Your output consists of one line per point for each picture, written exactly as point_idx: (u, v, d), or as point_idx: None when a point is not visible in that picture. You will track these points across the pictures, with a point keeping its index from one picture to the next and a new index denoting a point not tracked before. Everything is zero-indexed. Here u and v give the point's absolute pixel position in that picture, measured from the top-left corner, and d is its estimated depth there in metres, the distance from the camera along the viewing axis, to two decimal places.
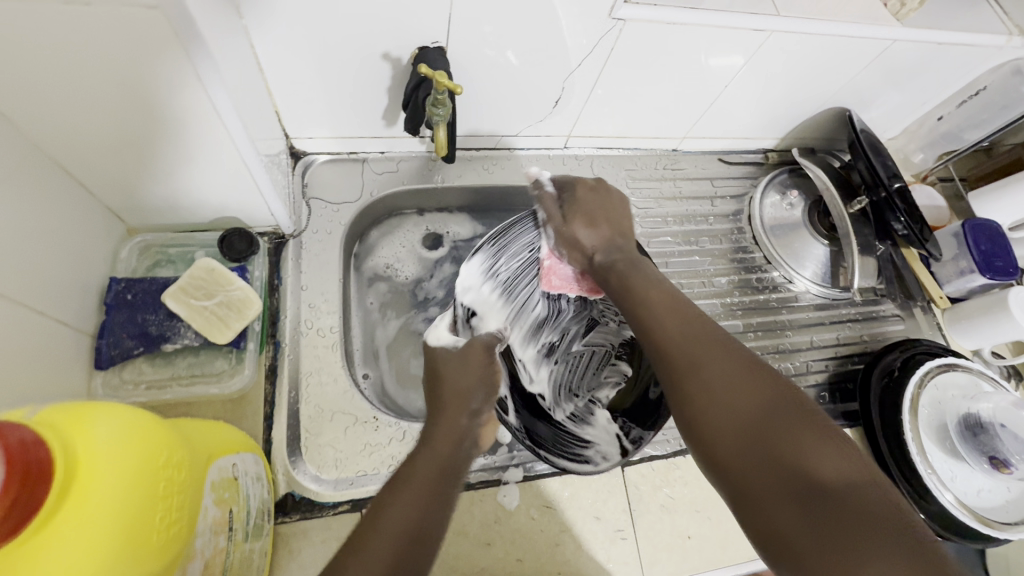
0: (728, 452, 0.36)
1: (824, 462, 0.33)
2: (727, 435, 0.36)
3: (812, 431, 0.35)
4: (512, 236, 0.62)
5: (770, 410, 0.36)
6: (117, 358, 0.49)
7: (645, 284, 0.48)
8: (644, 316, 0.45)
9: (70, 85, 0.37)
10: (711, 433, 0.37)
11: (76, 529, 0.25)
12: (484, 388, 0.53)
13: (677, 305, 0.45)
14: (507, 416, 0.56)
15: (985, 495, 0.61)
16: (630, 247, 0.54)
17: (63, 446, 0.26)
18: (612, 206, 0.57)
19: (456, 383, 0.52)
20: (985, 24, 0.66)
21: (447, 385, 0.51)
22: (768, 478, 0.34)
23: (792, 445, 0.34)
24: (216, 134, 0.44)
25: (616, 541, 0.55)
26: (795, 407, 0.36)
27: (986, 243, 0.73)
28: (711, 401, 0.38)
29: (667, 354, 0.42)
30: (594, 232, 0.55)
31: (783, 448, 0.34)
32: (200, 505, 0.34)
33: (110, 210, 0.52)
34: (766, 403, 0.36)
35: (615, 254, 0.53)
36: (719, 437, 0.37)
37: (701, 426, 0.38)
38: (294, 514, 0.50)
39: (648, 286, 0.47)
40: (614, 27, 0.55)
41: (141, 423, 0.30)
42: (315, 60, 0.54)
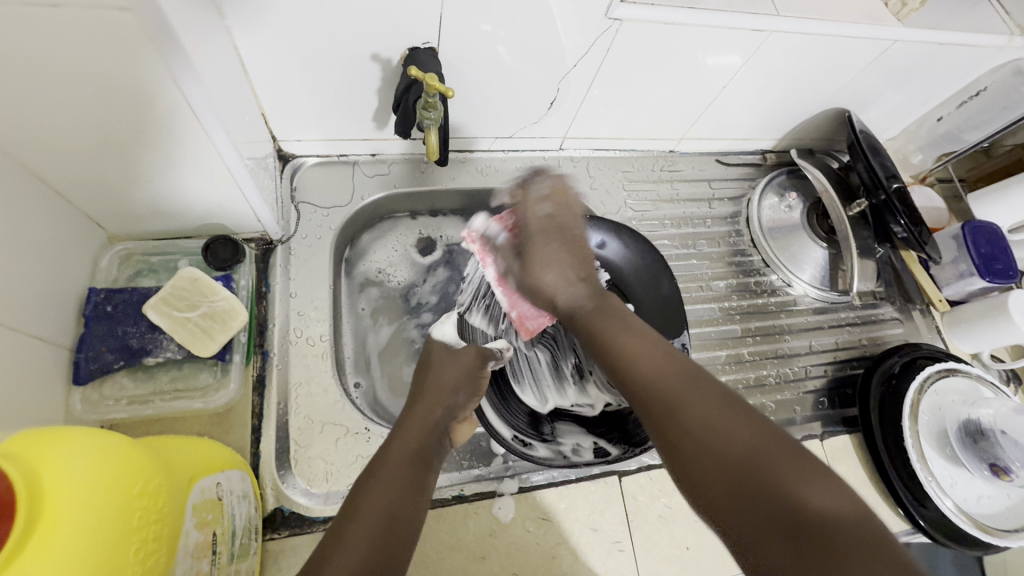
0: (712, 490, 0.36)
1: (811, 490, 0.34)
2: (710, 474, 0.36)
3: (792, 463, 0.35)
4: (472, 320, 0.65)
5: (751, 443, 0.37)
6: (97, 372, 0.48)
7: (620, 327, 0.50)
8: (620, 358, 0.47)
9: (42, 92, 0.36)
10: (697, 471, 0.37)
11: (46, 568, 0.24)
12: (462, 387, 0.54)
13: (652, 345, 0.47)
14: (609, 452, 0.58)
15: (985, 501, 0.60)
16: (595, 284, 0.58)
17: (26, 479, 0.25)
18: (568, 226, 0.61)
19: (440, 376, 0.54)
20: (987, 24, 0.65)
21: (431, 378, 0.54)
22: (755, 513, 0.34)
23: (774, 473, 0.35)
24: (198, 141, 0.42)
25: (614, 552, 0.54)
26: (775, 440, 0.37)
27: (986, 246, 0.72)
28: (694, 436, 0.38)
29: (648, 398, 0.43)
30: (556, 271, 0.57)
31: (769, 480, 0.34)
32: (180, 530, 0.33)
33: (89, 218, 0.50)
34: (750, 434, 0.37)
35: (582, 298, 0.56)
36: (706, 475, 0.37)
37: (685, 464, 0.38)
38: (283, 530, 0.49)
39: (623, 328, 0.50)
40: (610, 27, 0.53)
41: (111, 451, 0.29)
42: (302, 61, 0.52)
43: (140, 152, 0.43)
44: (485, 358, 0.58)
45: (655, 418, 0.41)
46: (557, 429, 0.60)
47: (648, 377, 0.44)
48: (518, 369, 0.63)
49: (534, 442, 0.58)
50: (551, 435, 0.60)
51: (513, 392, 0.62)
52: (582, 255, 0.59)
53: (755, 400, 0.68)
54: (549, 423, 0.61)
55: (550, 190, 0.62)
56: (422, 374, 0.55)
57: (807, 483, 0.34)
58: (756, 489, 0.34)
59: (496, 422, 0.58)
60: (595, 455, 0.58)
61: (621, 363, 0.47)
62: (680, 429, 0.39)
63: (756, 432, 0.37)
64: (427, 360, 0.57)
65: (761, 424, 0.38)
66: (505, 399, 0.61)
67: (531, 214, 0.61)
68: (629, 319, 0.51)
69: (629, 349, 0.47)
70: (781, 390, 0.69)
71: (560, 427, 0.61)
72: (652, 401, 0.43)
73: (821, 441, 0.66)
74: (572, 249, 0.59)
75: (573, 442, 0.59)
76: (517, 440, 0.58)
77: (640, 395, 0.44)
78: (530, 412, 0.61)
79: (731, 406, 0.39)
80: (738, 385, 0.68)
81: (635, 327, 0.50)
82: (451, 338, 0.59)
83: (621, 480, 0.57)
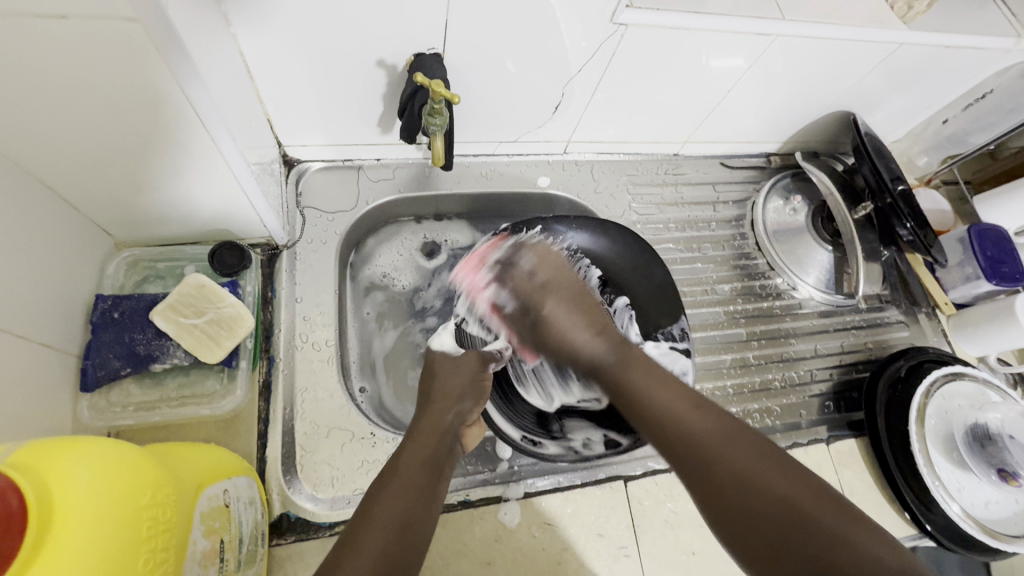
0: (768, 553, 0.38)
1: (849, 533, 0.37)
2: (764, 536, 0.38)
3: (829, 509, 0.38)
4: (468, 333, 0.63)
5: (797, 497, 0.39)
6: (104, 380, 0.48)
7: (648, 375, 0.50)
8: (652, 409, 0.47)
9: (52, 102, 0.36)
10: (749, 532, 0.39)
11: None
12: (470, 393, 0.55)
13: (679, 395, 0.47)
14: (620, 443, 0.57)
15: (993, 506, 0.60)
16: (615, 334, 0.56)
17: (37, 491, 0.25)
18: (576, 289, 0.60)
19: (446, 382, 0.55)
20: (994, 26, 0.65)
21: (437, 385, 0.54)
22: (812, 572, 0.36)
23: (818, 526, 0.37)
24: (205, 148, 0.42)
25: (619, 558, 0.54)
26: (806, 490, 0.39)
27: (992, 249, 0.72)
28: (744, 498, 0.40)
29: (681, 450, 0.44)
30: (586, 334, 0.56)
31: (817, 532, 0.37)
32: (188, 539, 0.33)
33: (96, 225, 0.50)
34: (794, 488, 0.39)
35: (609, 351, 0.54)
36: (759, 537, 0.38)
37: (737, 526, 0.39)
38: (289, 536, 0.49)
39: (649, 374, 0.50)
40: (615, 32, 0.53)
41: (120, 462, 0.29)
42: (307, 67, 0.52)
43: (148, 160, 0.43)
44: (487, 363, 0.58)
45: (701, 479, 0.42)
46: (566, 426, 0.60)
47: (684, 433, 0.44)
48: (521, 372, 0.63)
49: (543, 440, 0.58)
50: (560, 432, 0.60)
51: (519, 395, 0.62)
52: (595, 311, 0.58)
53: (760, 404, 0.68)
54: (558, 421, 0.61)
55: (534, 251, 0.61)
56: (428, 380, 0.56)
57: (849, 533, 0.37)
58: (811, 548, 0.36)
59: (503, 425, 0.59)
60: (607, 447, 0.58)
61: (653, 416, 0.47)
62: (728, 489, 0.40)
63: (799, 485, 0.40)
64: (430, 368, 0.56)
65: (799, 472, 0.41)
66: (510, 401, 0.61)
67: (522, 277, 0.60)
68: (650, 364, 0.52)
69: (658, 400, 0.47)
70: (787, 394, 0.69)
71: (569, 423, 0.61)
72: (692, 458, 0.43)
73: (827, 445, 0.66)
74: (581, 305, 0.58)
75: (583, 437, 0.60)
76: (526, 440, 0.58)
77: (676, 449, 0.44)
78: (538, 412, 0.61)
79: (770, 459, 0.41)
80: (744, 389, 0.68)
81: (658, 374, 0.50)
82: (450, 348, 0.60)
83: (627, 485, 0.57)
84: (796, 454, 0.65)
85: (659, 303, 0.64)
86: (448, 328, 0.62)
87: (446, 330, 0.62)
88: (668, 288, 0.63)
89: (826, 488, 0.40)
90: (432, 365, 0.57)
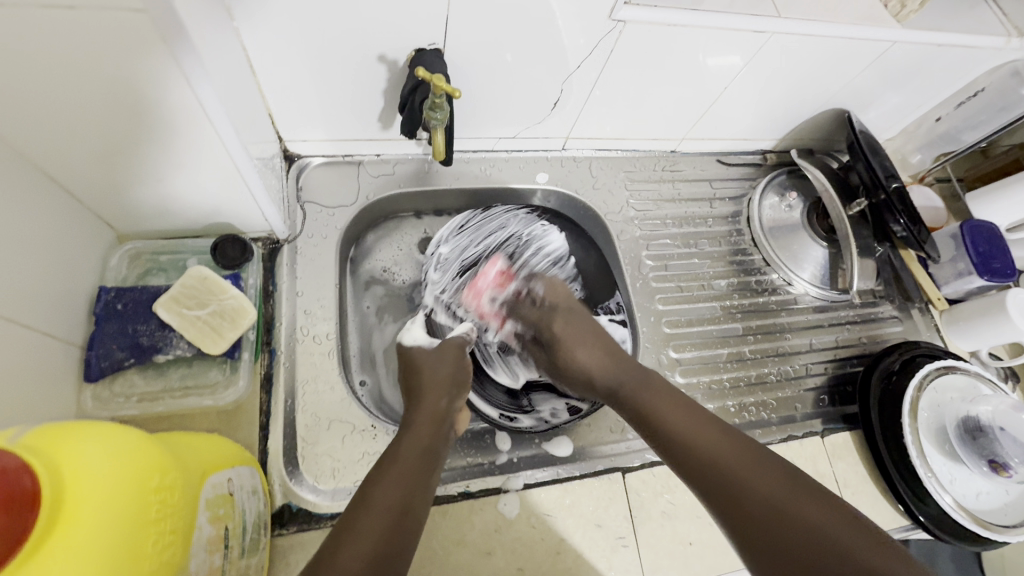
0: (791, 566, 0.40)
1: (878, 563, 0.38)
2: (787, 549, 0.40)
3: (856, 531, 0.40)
4: (438, 318, 0.65)
5: (821, 522, 0.41)
6: (107, 370, 0.48)
7: (665, 402, 0.52)
8: (671, 433, 0.49)
9: (58, 92, 0.36)
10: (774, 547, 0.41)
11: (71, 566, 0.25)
12: (458, 383, 0.55)
13: (697, 422, 0.49)
14: (580, 407, 0.62)
15: (984, 497, 0.61)
16: (633, 367, 0.57)
17: (49, 472, 0.25)
18: (588, 328, 0.61)
19: (433, 371, 0.55)
20: (985, 25, 0.66)
21: (424, 376, 0.55)
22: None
23: (843, 548, 0.39)
24: (209, 141, 0.43)
25: (617, 548, 0.55)
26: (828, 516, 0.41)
27: (984, 245, 0.73)
28: (764, 512, 0.42)
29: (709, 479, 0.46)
30: (593, 357, 0.58)
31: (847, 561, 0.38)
32: (194, 524, 0.33)
33: (99, 217, 0.50)
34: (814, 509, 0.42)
35: (621, 377, 0.56)
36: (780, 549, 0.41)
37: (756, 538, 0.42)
38: (291, 526, 0.50)
39: (666, 399, 0.52)
40: (614, 28, 0.54)
41: (129, 445, 0.29)
42: (309, 62, 0.52)
43: (152, 153, 0.43)
44: (465, 350, 0.60)
45: (724, 498, 0.44)
46: (534, 400, 0.63)
47: (706, 455, 0.47)
48: (487, 354, 0.65)
49: (517, 415, 0.61)
50: (530, 406, 0.63)
51: (488, 377, 0.64)
52: (600, 336, 0.60)
53: (756, 397, 0.69)
54: (526, 395, 0.64)
55: (545, 284, 0.65)
56: (414, 375, 0.55)
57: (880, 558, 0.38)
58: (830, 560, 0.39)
59: (481, 407, 0.61)
60: (571, 414, 0.62)
61: (675, 441, 0.49)
62: (750, 510, 0.43)
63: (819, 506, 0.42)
64: (415, 366, 0.56)
65: (807, 492, 0.43)
66: (482, 384, 0.63)
67: (530, 309, 0.64)
68: (668, 388, 0.54)
69: (678, 427, 0.49)
70: (782, 388, 0.70)
71: (536, 397, 0.64)
72: (714, 480, 0.45)
73: (822, 437, 0.66)
74: (583, 333, 0.60)
75: (549, 407, 0.62)
76: (504, 418, 0.61)
77: (699, 471, 0.46)
78: (507, 390, 0.64)
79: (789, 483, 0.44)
80: (740, 382, 0.69)
81: (674, 398, 0.52)
82: (423, 341, 0.60)
83: (624, 476, 0.58)
84: (791, 446, 0.65)
85: (600, 276, 0.70)
86: (419, 322, 0.62)
87: (417, 325, 0.62)
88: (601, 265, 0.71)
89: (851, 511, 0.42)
90: (414, 360, 0.57)
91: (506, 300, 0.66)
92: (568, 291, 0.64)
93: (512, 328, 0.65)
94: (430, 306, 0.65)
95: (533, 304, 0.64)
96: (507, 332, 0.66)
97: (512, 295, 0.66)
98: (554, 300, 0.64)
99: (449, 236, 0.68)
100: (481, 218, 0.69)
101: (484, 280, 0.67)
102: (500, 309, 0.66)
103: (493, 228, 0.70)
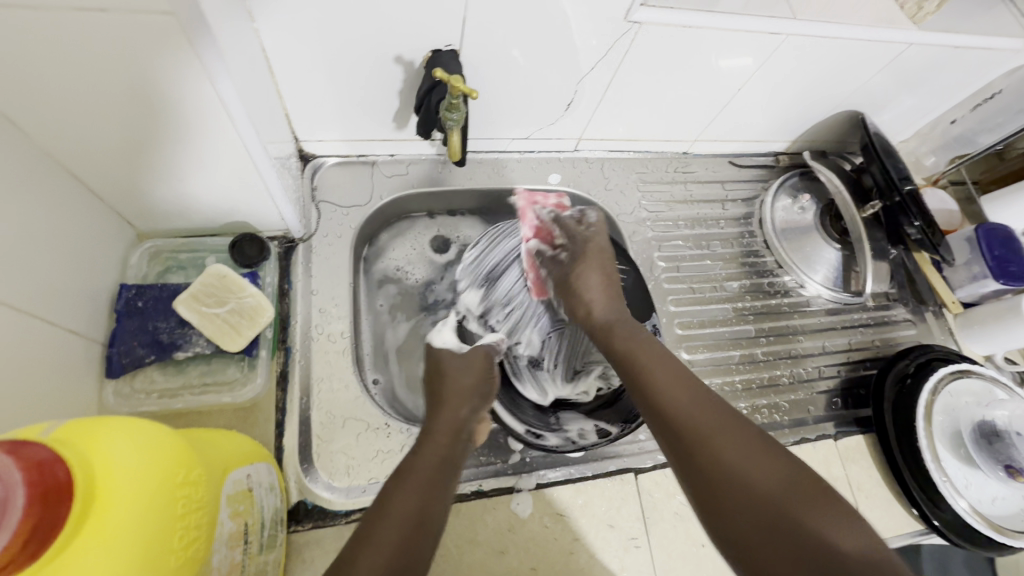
0: (733, 516, 0.40)
1: (831, 527, 0.37)
2: (731, 503, 0.41)
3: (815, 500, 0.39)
4: (469, 325, 0.66)
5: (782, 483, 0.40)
6: (128, 367, 0.49)
7: (647, 362, 0.52)
8: (650, 384, 0.50)
9: (84, 92, 0.37)
10: (719, 503, 0.41)
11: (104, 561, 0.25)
12: (483, 393, 0.55)
13: (680, 381, 0.49)
14: (609, 432, 0.60)
15: (999, 503, 0.60)
16: (628, 314, 0.60)
17: (81, 465, 0.26)
18: (607, 265, 0.63)
19: (457, 381, 0.55)
20: (1003, 27, 0.65)
21: (448, 385, 0.54)
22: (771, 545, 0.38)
23: (795, 512, 0.39)
24: (228, 140, 0.43)
25: (630, 549, 0.55)
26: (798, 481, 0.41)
27: (1000, 248, 0.73)
28: (716, 466, 0.42)
29: (677, 428, 0.46)
30: (601, 288, 0.61)
31: (799, 519, 0.38)
32: (217, 519, 0.33)
33: (120, 215, 0.51)
34: (777, 470, 0.41)
35: (616, 318, 0.59)
36: (723, 500, 0.41)
37: (706, 489, 0.42)
38: (306, 523, 0.50)
39: (654, 355, 0.53)
40: (629, 29, 0.54)
41: (156, 440, 0.30)
42: (327, 63, 0.53)
43: (173, 152, 0.44)
44: (492, 357, 0.60)
45: (685, 442, 0.45)
46: (562, 418, 0.62)
47: (679, 409, 0.47)
48: (516, 367, 0.64)
49: (544, 433, 0.59)
50: (558, 424, 0.61)
51: (518, 392, 0.63)
52: (616, 279, 0.63)
53: (768, 399, 0.68)
54: (554, 413, 0.62)
55: (592, 214, 0.67)
56: (438, 380, 0.56)
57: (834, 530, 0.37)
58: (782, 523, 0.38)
59: (507, 421, 0.59)
60: (599, 436, 0.60)
61: (652, 394, 0.49)
62: (713, 459, 0.43)
63: (782, 468, 0.41)
64: (439, 368, 0.57)
65: (784, 460, 0.42)
66: (510, 397, 0.62)
67: (569, 225, 0.66)
68: (658, 346, 0.54)
69: (655, 380, 0.50)
70: (795, 390, 0.70)
71: (564, 416, 0.62)
72: (681, 431, 0.45)
73: (835, 441, 0.66)
74: (606, 268, 0.63)
75: (578, 427, 0.61)
76: (530, 434, 0.59)
77: (669, 422, 0.47)
78: (535, 406, 0.63)
79: (759, 444, 0.43)
80: (752, 384, 0.69)
81: (663, 354, 0.53)
82: (452, 344, 0.61)
83: (637, 477, 0.58)
84: (804, 449, 0.65)
85: (638, 296, 0.67)
86: (449, 325, 0.63)
87: (448, 328, 0.63)
88: (641, 286, 0.68)
89: (822, 484, 0.41)
90: (440, 364, 0.57)
91: (558, 218, 0.68)
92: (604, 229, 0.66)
93: (537, 245, 0.68)
94: (462, 314, 0.66)
95: (579, 225, 0.66)
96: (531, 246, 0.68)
97: (567, 215, 0.68)
98: (597, 230, 0.66)
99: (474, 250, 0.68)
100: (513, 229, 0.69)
101: (546, 197, 0.69)
102: (542, 221, 0.68)
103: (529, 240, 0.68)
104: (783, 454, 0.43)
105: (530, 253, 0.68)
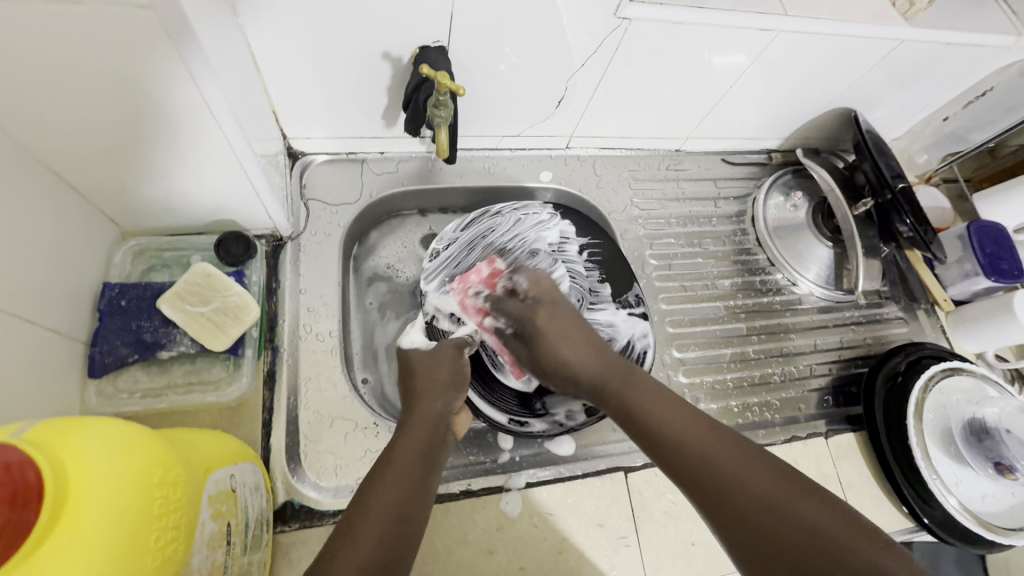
0: (769, 552, 0.39)
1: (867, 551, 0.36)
2: (766, 542, 0.39)
3: (833, 518, 0.39)
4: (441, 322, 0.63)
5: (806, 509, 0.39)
6: (111, 366, 0.49)
7: (651, 397, 0.50)
8: (649, 422, 0.48)
9: (60, 88, 0.36)
10: (753, 542, 0.39)
11: (76, 567, 0.25)
12: (455, 383, 0.55)
13: (686, 417, 0.47)
14: (599, 408, 0.59)
15: (989, 500, 0.60)
16: (622, 364, 0.54)
17: (52, 465, 0.26)
18: (577, 326, 0.58)
19: (428, 374, 0.55)
20: (995, 24, 0.65)
21: (420, 380, 0.54)
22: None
23: (835, 540, 0.37)
24: (210, 136, 0.43)
25: (620, 548, 0.54)
26: (821, 506, 0.40)
27: (991, 246, 0.73)
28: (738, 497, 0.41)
29: (690, 469, 0.44)
30: (579, 354, 0.55)
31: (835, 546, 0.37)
32: (197, 520, 0.33)
33: (102, 213, 0.50)
34: (799, 499, 0.40)
35: (607, 373, 0.54)
36: (761, 543, 0.39)
37: (732, 525, 0.41)
38: (293, 523, 0.50)
39: (652, 395, 0.50)
40: (619, 26, 0.54)
41: (132, 439, 0.29)
42: (314, 59, 0.52)
43: (156, 150, 0.43)
44: (462, 349, 0.59)
45: (702, 484, 0.43)
46: (548, 402, 0.61)
47: (687, 448, 0.45)
48: (496, 357, 0.62)
49: (528, 419, 0.59)
50: (543, 409, 0.60)
51: (498, 380, 0.61)
52: (579, 328, 0.58)
53: (760, 398, 0.68)
54: (539, 398, 0.61)
55: (527, 278, 0.63)
56: (409, 377, 0.55)
57: (878, 556, 0.36)
58: (820, 554, 0.37)
59: (488, 413, 0.59)
60: (588, 415, 0.59)
61: (656, 432, 0.47)
62: (737, 496, 0.41)
63: (804, 496, 0.40)
64: (408, 366, 0.57)
65: (800, 485, 0.41)
66: (487, 385, 0.61)
67: (512, 304, 0.61)
68: (654, 384, 0.51)
69: (659, 419, 0.48)
70: (787, 389, 0.70)
71: (551, 399, 0.61)
72: (698, 471, 0.43)
73: (826, 438, 0.66)
74: (566, 325, 0.58)
75: (565, 408, 0.60)
76: (514, 423, 0.59)
77: (682, 465, 0.44)
78: (518, 394, 0.61)
79: (777, 474, 0.42)
80: (743, 382, 0.69)
81: (656, 390, 0.51)
82: (421, 343, 0.60)
83: (627, 476, 0.58)
84: (794, 447, 0.65)
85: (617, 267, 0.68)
86: (417, 325, 0.62)
87: (416, 328, 0.62)
88: (618, 257, 0.68)
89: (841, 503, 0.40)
90: (410, 361, 0.57)
91: (492, 295, 0.63)
92: (552, 285, 0.62)
93: (492, 324, 0.62)
94: (432, 310, 0.63)
95: (516, 299, 0.61)
96: (489, 329, 0.62)
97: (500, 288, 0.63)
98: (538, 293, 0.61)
99: (456, 232, 0.66)
100: (491, 220, 0.67)
101: (473, 274, 0.64)
102: (483, 305, 0.63)
103: (498, 222, 0.67)
104: (798, 476, 0.42)
105: (490, 337, 0.62)
